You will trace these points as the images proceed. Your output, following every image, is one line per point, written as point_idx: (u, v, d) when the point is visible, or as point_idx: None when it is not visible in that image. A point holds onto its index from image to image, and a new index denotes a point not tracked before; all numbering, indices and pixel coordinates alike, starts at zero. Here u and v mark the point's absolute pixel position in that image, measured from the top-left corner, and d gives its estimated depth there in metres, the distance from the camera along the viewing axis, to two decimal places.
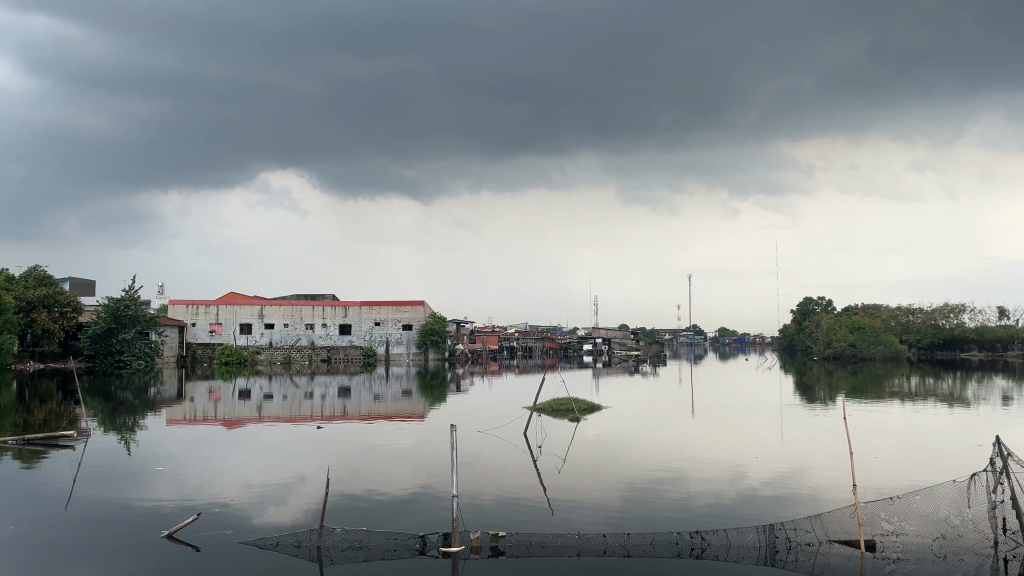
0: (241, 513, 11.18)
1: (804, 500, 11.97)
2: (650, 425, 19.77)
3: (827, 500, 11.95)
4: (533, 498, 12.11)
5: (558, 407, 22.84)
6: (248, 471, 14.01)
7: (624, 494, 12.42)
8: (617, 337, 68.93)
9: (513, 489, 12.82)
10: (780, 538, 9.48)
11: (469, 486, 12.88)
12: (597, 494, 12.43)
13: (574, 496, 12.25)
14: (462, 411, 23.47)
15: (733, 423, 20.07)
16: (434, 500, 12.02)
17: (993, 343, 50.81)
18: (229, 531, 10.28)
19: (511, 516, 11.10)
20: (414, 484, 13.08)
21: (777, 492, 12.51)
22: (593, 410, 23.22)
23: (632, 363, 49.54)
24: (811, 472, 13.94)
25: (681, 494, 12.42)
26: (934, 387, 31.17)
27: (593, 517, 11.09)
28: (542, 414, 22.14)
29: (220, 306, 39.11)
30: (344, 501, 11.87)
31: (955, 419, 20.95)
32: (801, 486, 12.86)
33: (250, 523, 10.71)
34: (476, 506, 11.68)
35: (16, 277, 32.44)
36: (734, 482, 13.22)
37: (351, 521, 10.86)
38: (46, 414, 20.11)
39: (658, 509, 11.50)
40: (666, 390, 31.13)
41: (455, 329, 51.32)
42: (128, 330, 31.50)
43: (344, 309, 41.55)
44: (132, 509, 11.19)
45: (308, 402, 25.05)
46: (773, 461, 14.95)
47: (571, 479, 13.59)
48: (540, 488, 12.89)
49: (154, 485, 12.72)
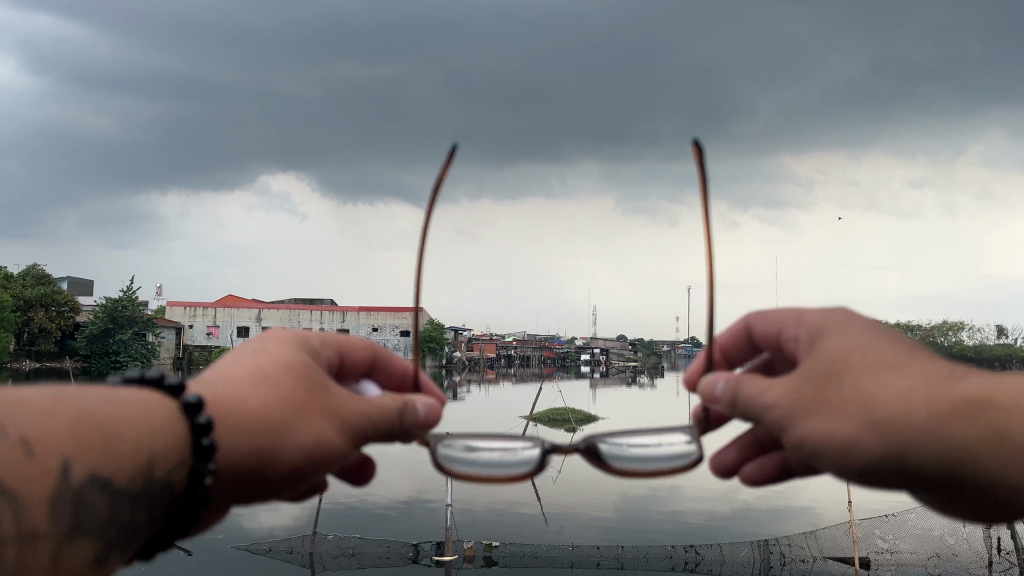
0: (233, 516, 11.14)
1: (797, 514, 12.03)
2: None
3: (821, 515, 11.99)
4: (527, 507, 12.16)
5: (554, 417, 22.82)
6: None
7: (618, 505, 12.44)
8: (615, 348, 68.93)
9: (508, 498, 12.86)
10: (774, 553, 9.48)
11: (465, 494, 12.93)
12: (591, 504, 12.43)
13: (569, 506, 12.24)
14: (459, 418, 23.53)
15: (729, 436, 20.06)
16: (428, 506, 12.11)
17: (992, 362, 50.71)
18: (222, 535, 10.23)
19: (505, 526, 11.09)
20: (408, 490, 13.14)
21: (772, 506, 12.54)
22: (590, 420, 23.25)
23: (630, 374, 49.62)
24: (806, 487, 13.95)
25: (676, 506, 12.43)
26: None
27: (587, 527, 11.13)
28: (538, 424, 22.19)
29: (219, 308, 39.07)
30: (336, 506, 11.92)
31: None
32: (796, 501, 12.89)
33: (243, 527, 10.66)
34: (471, 513, 11.73)
35: (15, 274, 32.55)
36: (729, 496, 13.25)
37: (345, 527, 10.88)
38: None
39: (651, 521, 11.51)
40: (664, 402, 31.14)
41: (454, 335, 51.32)
42: (125, 330, 31.47)
43: (343, 314, 41.58)
44: None
45: None
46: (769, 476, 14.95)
47: (565, 489, 13.59)
48: (535, 497, 12.88)
49: None
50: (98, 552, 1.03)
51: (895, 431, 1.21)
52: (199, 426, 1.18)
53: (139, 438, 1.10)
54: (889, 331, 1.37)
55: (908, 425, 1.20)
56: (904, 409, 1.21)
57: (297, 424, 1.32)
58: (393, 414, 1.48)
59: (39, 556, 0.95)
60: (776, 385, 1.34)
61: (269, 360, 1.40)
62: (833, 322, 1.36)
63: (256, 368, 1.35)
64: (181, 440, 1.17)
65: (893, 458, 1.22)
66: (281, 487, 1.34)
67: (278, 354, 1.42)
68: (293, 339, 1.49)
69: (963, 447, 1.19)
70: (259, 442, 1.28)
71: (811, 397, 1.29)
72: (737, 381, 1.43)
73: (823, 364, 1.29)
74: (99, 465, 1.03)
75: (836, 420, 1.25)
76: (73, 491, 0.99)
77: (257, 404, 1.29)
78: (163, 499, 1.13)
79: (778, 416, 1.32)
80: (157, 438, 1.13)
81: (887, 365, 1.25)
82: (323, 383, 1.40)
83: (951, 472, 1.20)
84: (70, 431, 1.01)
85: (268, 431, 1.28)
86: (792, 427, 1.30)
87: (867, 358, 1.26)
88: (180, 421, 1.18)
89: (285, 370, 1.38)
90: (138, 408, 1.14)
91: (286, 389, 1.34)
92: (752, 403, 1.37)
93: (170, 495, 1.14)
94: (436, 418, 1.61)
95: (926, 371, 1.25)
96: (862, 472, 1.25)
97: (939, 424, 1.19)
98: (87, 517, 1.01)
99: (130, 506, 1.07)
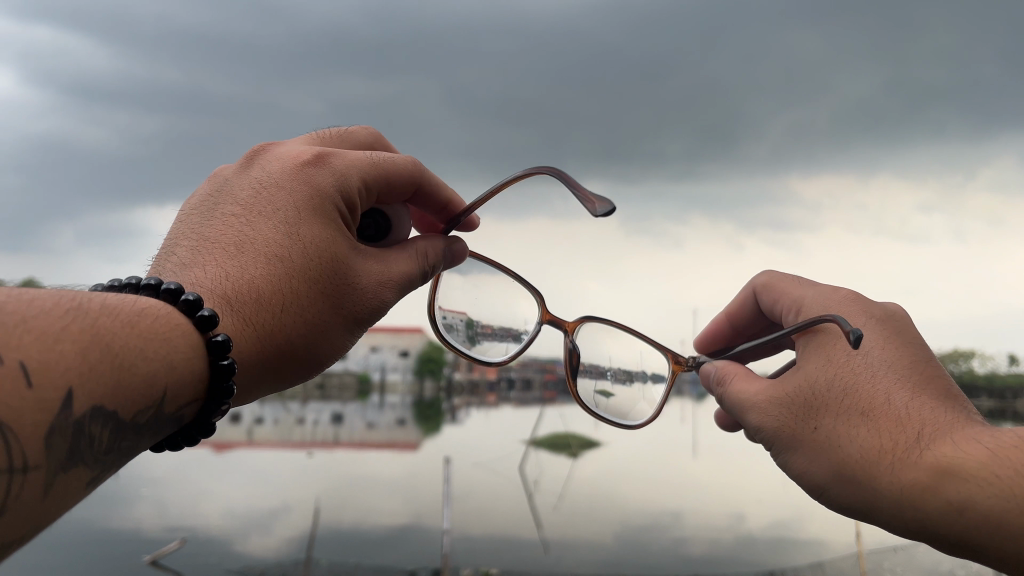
0: (226, 539, 11.00)
1: (801, 546, 11.75)
2: (646, 464, 19.64)
3: (825, 545, 11.84)
4: (526, 533, 12.07)
5: (556, 443, 22.74)
6: (236, 498, 13.82)
7: (617, 533, 12.29)
8: None
9: (504, 526, 12.53)
10: None
11: (461, 520, 12.64)
12: (591, 532, 12.27)
13: (569, 533, 12.11)
14: (457, 442, 23.39)
15: (732, 465, 19.89)
16: (424, 533, 11.80)
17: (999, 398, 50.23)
18: (214, 559, 10.07)
19: (505, 552, 10.96)
20: (404, 516, 12.87)
21: (775, 535, 12.39)
22: (591, 445, 23.16)
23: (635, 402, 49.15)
24: (810, 517, 13.78)
25: (677, 534, 12.31)
26: None
27: (586, 555, 10.94)
28: (538, 447, 22.11)
29: None
30: (329, 532, 11.62)
31: None
32: (800, 530, 12.75)
33: (234, 551, 10.49)
34: (468, 541, 11.38)
35: None
36: (731, 525, 13.13)
37: (341, 552, 10.63)
38: None
39: (653, 549, 11.38)
40: (667, 429, 30.91)
41: None
42: None
43: None
44: (112, 533, 11.04)
45: (299, 430, 24.98)
46: (771, 504, 14.86)
47: (566, 516, 13.43)
48: (534, 523, 12.78)
49: (137, 509, 12.46)
50: (90, 480, 1.13)
51: (848, 481, 1.46)
52: (214, 352, 1.34)
53: (156, 370, 1.22)
54: (898, 349, 1.57)
55: (864, 475, 1.43)
56: (846, 467, 1.46)
57: (329, 340, 1.62)
58: (416, 268, 1.80)
59: (31, 486, 1.00)
60: (760, 404, 1.62)
61: (290, 243, 1.58)
62: (828, 337, 1.63)
63: (281, 294, 1.52)
64: (196, 366, 1.31)
65: (857, 509, 1.46)
66: (352, 338, 1.70)
67: (294, 245, 1.57)
68: (310, 205, 1.63)
69: (909, 503, 1.36)
70: (281, 353, 1.53)
71: (793, 430, 1.55)
72: (729, 382, 1.75)
73: (803, 394, 1.56)
74: (102, 397, 1.10)
75: (805, 456, 1.53)
76: (74, 422, 1.06)
77: (281, 331, 1.51)
78: (172, 419, 1.29)
79: (762, 431, 1.62)
80: (173, 372, 1.25)
81: (857, 413, 1.48)
82: (337, 286, 1.62)
83: (910, 526, 1.38)
84: (79, 362, 1.07)
85: (284, 349, 1.52)
86: (770, 445, 1.61)
87: (843, 402, 1.51)
88: (200, 349, 1.33)
89: (312, 278, 1.57)
90: (157, 334, 1.25)
91: (298, 299, 1.54)
92: (739, 406, 1.69)
93: (177, 416, 1.29)
94: (453, 255, 1.96)
95: (894, 422, 1.44)
96: (821, 497, 1.54)
97: (887, 483, 1.40)
98: (85, 443, 1.09)
99: (131, 434, 1.17)
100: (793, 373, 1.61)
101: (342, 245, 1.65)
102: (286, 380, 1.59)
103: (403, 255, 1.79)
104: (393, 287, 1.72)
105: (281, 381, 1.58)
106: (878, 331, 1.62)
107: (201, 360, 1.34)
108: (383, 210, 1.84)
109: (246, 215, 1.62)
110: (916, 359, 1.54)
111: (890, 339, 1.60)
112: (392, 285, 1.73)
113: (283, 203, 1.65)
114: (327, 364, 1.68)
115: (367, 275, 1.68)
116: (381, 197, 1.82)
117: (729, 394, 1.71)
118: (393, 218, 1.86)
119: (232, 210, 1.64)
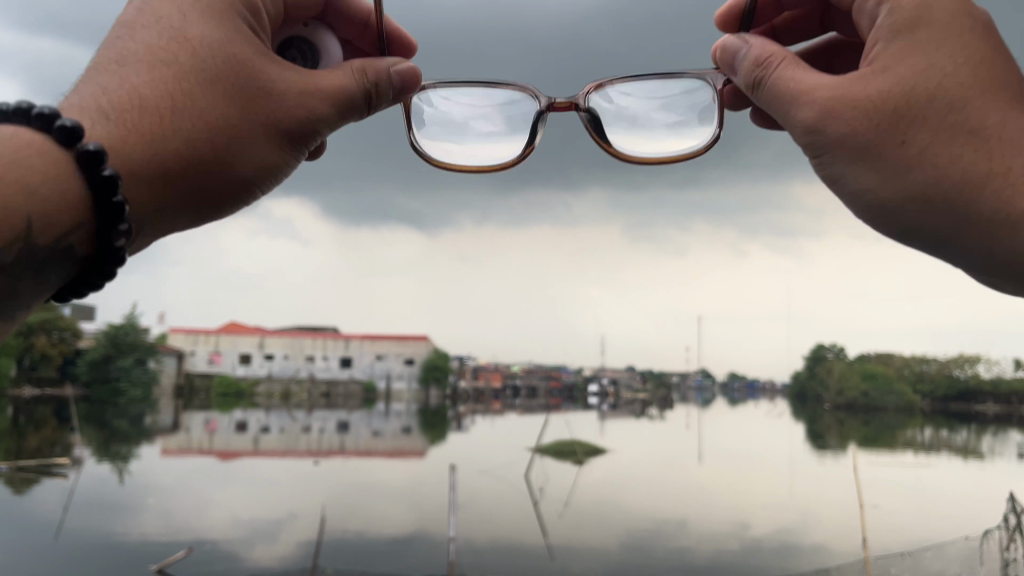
0: (229, 548, 11.02)
1: (810, 553, 11.67)
2: (652, 470, 19.63)
3: (835, 552, 11.74)
4: (532, 541, 12.03)
5: (560, 449, 22.72)
6: (239, 506, 13.83)
7: (624, 539, 12.28)
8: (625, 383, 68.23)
9: (510, 534, 12.47)
10: None
11: (466, 529, 12.53)
12: (598, 540, 12.21)
13: (575, 541, 12.02)
14: (460, 450, 23.51)
15: (736, 471, 19.87)
16: (429, 542, 11.74)
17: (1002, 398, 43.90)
18: (218, 567, 10.05)
19: (510, 560, 10.88)
20: (409, 525, 12.78)
21: (782, 542, 12.30)
22: (594, 452, 23.15)
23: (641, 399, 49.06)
24: (817, 523, 13.73)
25: (683, 541, 12.26)
26: (948, 436, 30.12)
27: (595, 564, 10.86)
28: (543, 455, 22.11)
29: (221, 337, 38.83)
30: (333, 541, 11.55)
31: (969, 471, 20.48)
32: (806, 537, 12.69)
33: (239, 559, 10.50)
34: (473, 549, 11.37)
35: None
36: (738, 530, 13.13)
37: (346, 561, 10.59)
38: (41, 440, 20.05)
39: (658, 557, 11.31)
40: (671, 436, 30.91)
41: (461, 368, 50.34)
42: (126, 357, 31.54)
43: (346, 343, 41.36)
44: (118, 543, 10.98)
45: (303, 438, 25.13)
46: (780, 511, 14.70)
47: (571, 522, 13.43)
48: (539, 530, 12.76)
49: (140, 518, 12.49)
50: None
51: (933, 200, 1.62)
52: (89, 170, 1.42)
53: (9, 204, 1.32)
54: (989, 55, 1.66)
55: (958, 195, 1.60)
56: (938, 183, 1.61)
57: (246, 142, 1.72)
58: (352, 84, 1.87)
59: None
60: (829, 101, 1.69)
61: (183, 52, 1.69)
62: (929, 30, 1.66)
63: (173, 97, 1.63)
64: (73, 200, 1.42)
65: (939, 229, 1.64)
66: (284, 148, 1.82)
67: (176, 56, 1.68)
68: (200, 14, 1.75)
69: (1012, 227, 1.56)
70: (193, 169, 1.64)
71: (874, 137, 1.65)
72: (791, 80, 1.77)
73: (894, 98, 1.64)
74: None
75: (882, 168, 1.67)
76: None
77: (182, 145, 1.62)
78: (59, 252, 1.42)
79: (828, 132, 1.70)
80: (33, 200, 1.35)
81: (962, 130, 1.60)
82: (244, 89, 1.72)
83: (985, 250, 1.61)
84: None
85: (186, 165, 1.62)
86: (836, 150, 1.71)
87: (946, 117, 1.62)
88: (72, 172, 1.42)
89: (212, 81, 1.68)
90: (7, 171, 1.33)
91: (195, 106, 1.64)
92: (801, 101, 1.74)
93: (60, 252, 1.41)
94: (413, 81, 2.01)
95: (1000, 144, 1.59)
96: (878, 210, 1.72)
97: (987, 207, 1.58)
98: None
99: None
100: (873, 71, 1.68)
101: (246, 49, 1.75)
102: (197, 211, 1.71)
103: (335, 71, 1.87)
104: (319, 96, 1.81)
105: (191, 210, 1.69)
106: (973, 31, 1.68)
107: (77, 179, 1.42)
108: (307, 35, 1.94)
109: (127, 31, 1.73)
110: (1007, 70, 1.66)
111: (984, 39, 1.68)
112: (324, 98, 1.83)
113: (171, 12, 1.76)
114: (254, 180, 1.78)
115: (280, 82, 1.77)
116: (295, 14, 1.95)
117: (793, 88, 1.75)
118: (320, 44, 1.95)
119: (118, 30, 1.74)
